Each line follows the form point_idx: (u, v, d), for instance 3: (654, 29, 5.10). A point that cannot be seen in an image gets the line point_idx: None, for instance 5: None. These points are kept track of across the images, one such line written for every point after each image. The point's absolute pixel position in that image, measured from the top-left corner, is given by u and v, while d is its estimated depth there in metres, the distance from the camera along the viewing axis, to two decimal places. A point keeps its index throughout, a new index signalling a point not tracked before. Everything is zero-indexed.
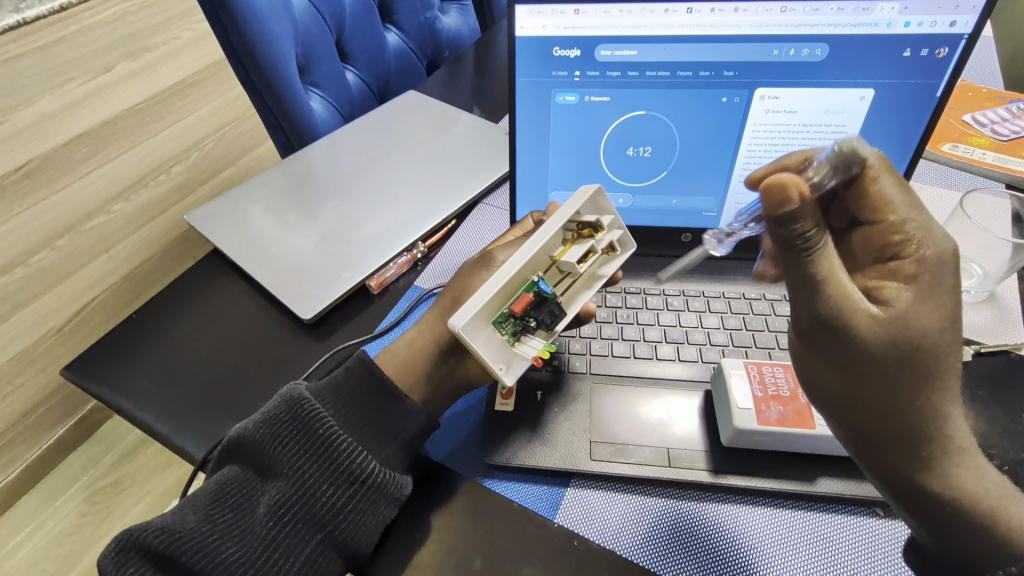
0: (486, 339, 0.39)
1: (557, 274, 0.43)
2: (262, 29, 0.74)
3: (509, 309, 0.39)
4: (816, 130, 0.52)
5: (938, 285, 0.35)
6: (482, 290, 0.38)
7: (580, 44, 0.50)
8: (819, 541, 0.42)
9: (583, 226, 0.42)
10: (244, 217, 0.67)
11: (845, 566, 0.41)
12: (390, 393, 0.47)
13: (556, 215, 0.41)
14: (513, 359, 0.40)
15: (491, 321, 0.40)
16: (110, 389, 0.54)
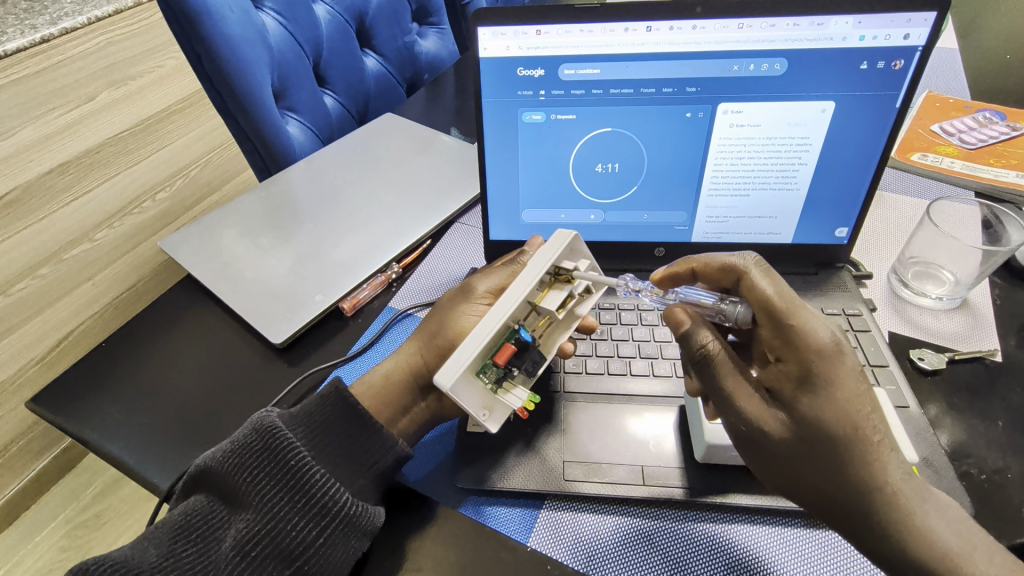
0: (472, 389, 0.39)
1: (535, 316, 0.44)
2: (236, 56, 0.75)
3: (495, 360, 0.40)
4: (780, 143, 0.53)
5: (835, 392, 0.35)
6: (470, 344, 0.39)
7: (544, 63, 0.51)
8: (798, 559, 0.41)
9: (560, 271, 0.45)
10: (217, 242, 0.67)
11: None
12: (367, 423, 0.45)
13: (534, 264, 0.43)
14: (495, 407, 0.41)
15: (474, 372, 0.40)
16: (74, 421, 0.53)
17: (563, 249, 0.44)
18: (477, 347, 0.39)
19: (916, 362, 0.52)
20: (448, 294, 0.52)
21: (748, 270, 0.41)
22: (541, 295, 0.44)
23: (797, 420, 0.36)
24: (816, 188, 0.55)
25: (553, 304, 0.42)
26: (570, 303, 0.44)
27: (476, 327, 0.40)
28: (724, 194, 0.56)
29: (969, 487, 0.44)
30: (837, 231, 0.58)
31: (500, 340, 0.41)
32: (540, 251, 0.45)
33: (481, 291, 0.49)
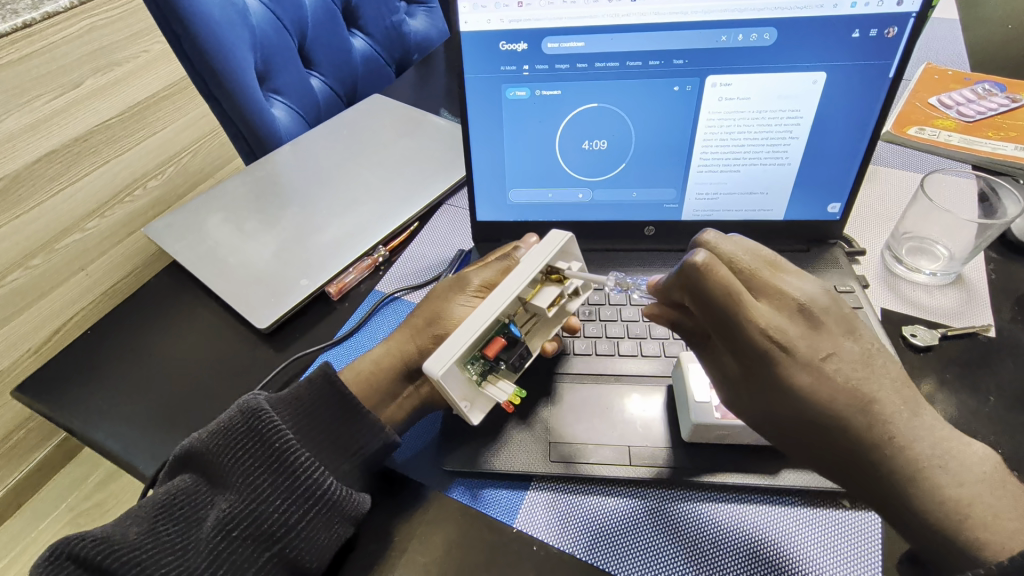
0: (458, 381, 0.39)
1: (524, 314, 0.44)
2: (217, 38, 0.73)
3: (482, 353, 0.40)
4: (771, 116, 0.51)
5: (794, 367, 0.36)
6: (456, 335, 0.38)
7: (527, 37, 0.49)
8: (783, 536, 0.41)
9: (553, 270, 0.44)
10: (202, 227, 0.66)
11: (805, 562, 0.40)
12: (354, 408, 0.44)
13: (530, 262, 0.42)
14: (478, 399, 0.41)
15: (462, 364, 0.40)
16: (58, 409, 0.53)
17: (558, 248, 0.44)
18: (470, 338, 0.38)
19: (908, 339, 0.52)
20: (442, 283, 0.51)
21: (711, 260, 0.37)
22: (532, 293, 0.43)
23: (755, 401, 0.38)
24: (808, 162, 0.54)
25: (545, 302, 0.42)
26: (560, 302, 0.44)
27: (470, 316, 0.40)
28: (714, 170, 0.55)
29: None
30: (829, 207, 0.56)
31: (489, 334, 0.41)
32: (534, 249, 0.44)
33: (474, 285, 0.49)
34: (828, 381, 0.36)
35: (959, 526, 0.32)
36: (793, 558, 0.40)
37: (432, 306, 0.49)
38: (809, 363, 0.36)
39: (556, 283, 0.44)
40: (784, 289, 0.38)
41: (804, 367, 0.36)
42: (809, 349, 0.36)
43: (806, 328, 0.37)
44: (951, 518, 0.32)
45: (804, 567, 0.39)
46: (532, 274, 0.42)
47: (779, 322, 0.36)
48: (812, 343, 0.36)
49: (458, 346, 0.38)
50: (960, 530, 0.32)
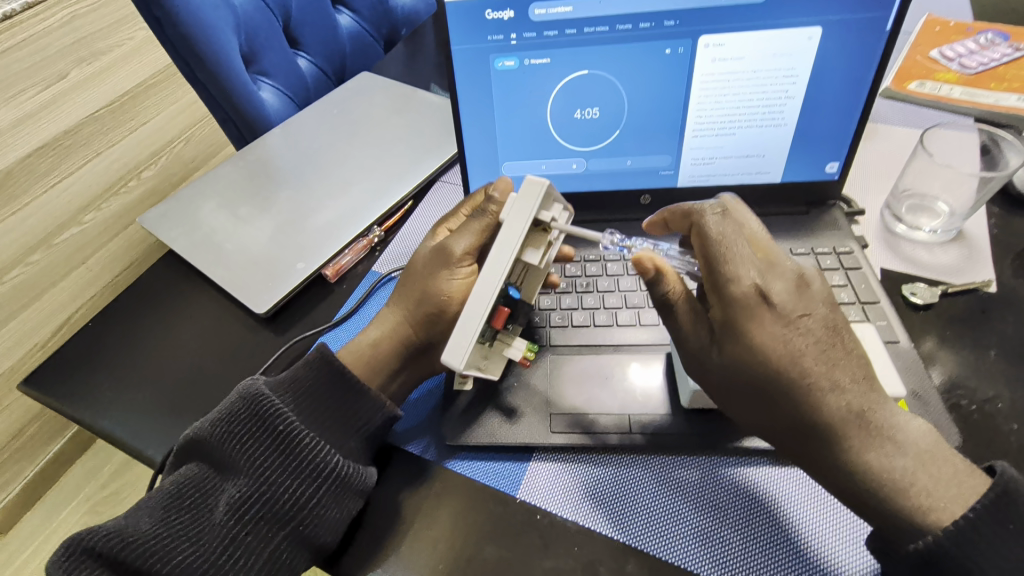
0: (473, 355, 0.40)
1: (516, 270, 0.42)
2: (198, 20, 0.72)
3: (494, 326, 0.41)
4: (767, 76, 0.50)
5: (776, 320, 0.34)
6: (474, 326, 0.37)
7: (513, 4, 0.48)
8: (775, 493, 0.41)
9: (538, 223, 0.40)
10: (196, 215, 0.66)
11: (800, 521, 0.40)
12: (353, 387, 0.44)
13: (518, 220, 0.38)
14: (487, 360, 0.43)
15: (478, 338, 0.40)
16: (61, 401, 0.53)
17: (540, 200, 0.39)
18: (474, 336, 0.37)
19: (908, 298, 0.51)
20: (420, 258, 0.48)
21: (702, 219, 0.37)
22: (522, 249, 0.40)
23: (719, 358, 0.36)
24: (805, 122, 0.53)
25: (536, 259, 0.40)
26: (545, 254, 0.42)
27: (475, 294, 0.37)
28: (709, 134, 0.54)
29: (960, 418, 0.44)
30: (827, 166, 0.56)
31: (497, 304, 0.41)
32: (513, 202, 0.40)
33: (459, 251, 0.45)
34: (805, 336, 0.34)
35: (932, 478, 0.32)
36: (787, 518, 0.40)
37: (414, 282, 0.47)
38: (784, 318, 0.34)
39: (544, 231, 0.41)
40: (773, 257, 0.36)
41: (779, 321, 0.34)
42: (791, 308, 0.34)
43: (794, 292, 0.35)
44: (925, 472, 0.32)
45: (809, 523, 0.40)
46: (518, 243, 0.38)
47: (769, 281, 0.35)
48: (795, 302, 0.35)
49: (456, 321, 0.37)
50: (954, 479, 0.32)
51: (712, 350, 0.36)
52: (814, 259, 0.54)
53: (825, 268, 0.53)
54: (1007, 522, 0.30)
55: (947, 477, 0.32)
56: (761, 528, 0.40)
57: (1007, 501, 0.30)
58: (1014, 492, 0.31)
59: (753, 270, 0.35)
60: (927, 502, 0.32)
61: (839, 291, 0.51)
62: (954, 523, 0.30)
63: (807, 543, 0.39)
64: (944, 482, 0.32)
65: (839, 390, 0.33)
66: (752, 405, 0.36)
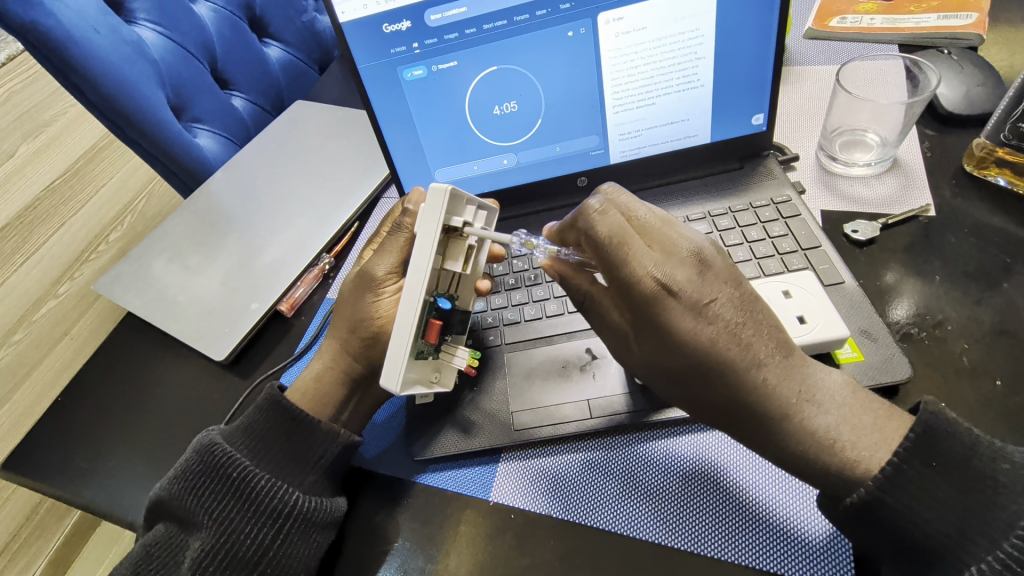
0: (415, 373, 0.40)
1: (447, 278, 0.44)
2: (118, 80, 0.72)
3: (429, 339, 0.41)
4: (673, 41, 0.50)
5: (689, 309, 0.35)
6: (404, 348, 0.38)
7: (408, 14, 0.48)
8: (731, 457, 0.43)
9: (453, 228, 0.41)
10: (147, 272, 0.66)
11: (758, 480, 0.41)
12: (305, 422, 0.44)
13: (430, 234, 0.39)
14: (441, 369, 0.44)
15: (416, 356, 0.40)
16: (37, 479, 0.53)
17: (445, 205, 0.39)
18: (408, 350, 0.38)
19: (850, 236, 0.52)
20: (351, 285, 0.49)
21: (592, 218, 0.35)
22: (443, 256, 0.42)
23: (641, 346, 0.38)
24: (720, 80, 0.53)
25: (460, 264, 0.42)
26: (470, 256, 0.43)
27: (401, 315, 0.39)
28: (629, 108, 0.54)
29: (911, 347, 0.44)
30: (753, 119, 0.56)
31: (427, 317, 0.41)
32: (421, 217, 0.40)
33: (382, 273, 0.47)
34: (716, 323, 0.35)
35: (855, 430, 0.34)
36: (746, 479, 0.42)
37: (355, 309, 0.48)
38: (693, 308, 0.35)
39: (459, 237, 0.42)
40: (670, 244, 0.36)
41: (689, 310, 0.35)
42: (695, 295, 0.35)
43: (697, 277, 0.35)
44: (848, 425, 0.34)
45: (767, 480, 0.41)
46: (432, 257, 0.39)
47: (670, 270, 0.34)
48: (700, 289, 0.35)
49: (398, 352, 0.38)
50: (873, 421, 0.34)
51: (633, 343, 0.39)
52: (753, 213, 0.54)
53: (764, 220, 0.54)
54: (930, 461, 0.32)
55: (868, 426, 0.34)
56: (723, 492, 0.41)
57: (927, 442, 0.32)
58: (934, 432, 0.32)
59: (654, 265, 0.34)
60: (855, 454, 0.33)
61: (780, 242, 0.51)
62: (881, 471, 0.32)
63: (767, 500, 0.40)
64: (867, 430, 0.34)
65: (760, 362, 0.35)
66: (682, 390, 0.38)
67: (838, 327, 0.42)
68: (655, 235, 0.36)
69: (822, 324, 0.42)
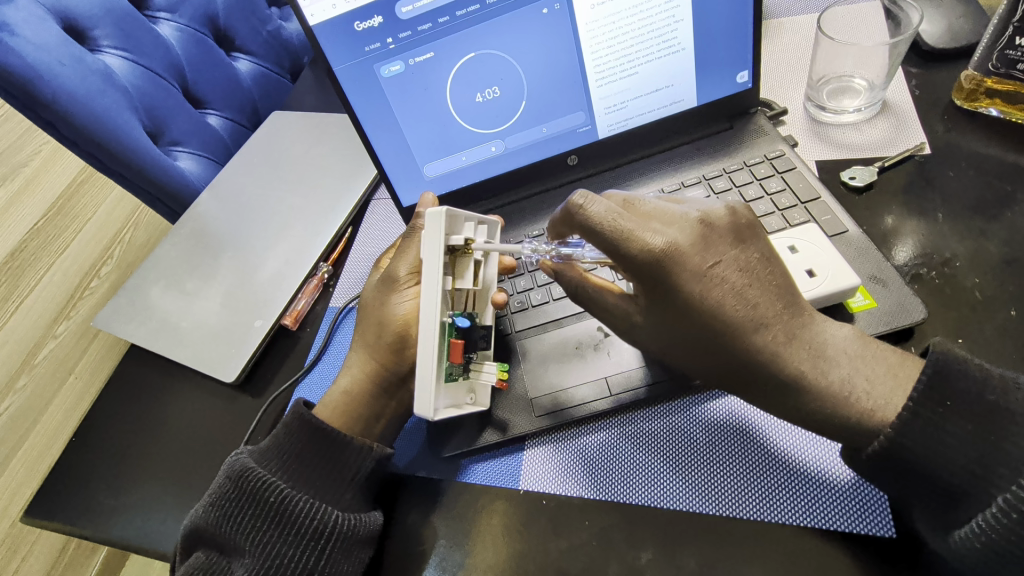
0: (445, 395, 0.41)
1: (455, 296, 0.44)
2: (90, 111, 0.70)
3: (454, 362, 0.40)
4: (650, 7, 0.49)
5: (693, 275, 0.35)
6: (430, 374, 0.38)
7: (379, 10, 0.47)
8: (753, 418, 0.43)
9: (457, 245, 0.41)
10: (145, 301, 0.65)
11: (783, 437, 0.42)
12: (336, 439, 0.44)
13: (433, 254, 0.39)
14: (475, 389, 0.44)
15: (446, 381, 0.40)
16: (64, 520, 0.53)
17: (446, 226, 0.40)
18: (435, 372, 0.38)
19: (848, 184, 0.51)
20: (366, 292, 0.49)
21: (580, 206, 0.34)
22: (451, 275, 0.42)
23: (651, 314, 0.37)
24: (702, 40, 0.52)
25: (468, 278, 0.42)
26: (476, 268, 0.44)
27: (422, 343, 0.38)
28: (613, 80, 0.53)
29: (922, 287, 0.44)
30: (738, 77, 0.55)
31: (446, 342, 0.40)
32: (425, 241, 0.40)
33: (404, 274, 0.49)
34: (721, 283, 0.35)
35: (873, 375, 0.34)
36: (770, 439, 0.42)
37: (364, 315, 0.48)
38: (698, 271, 0.35)
39: (465, 253, 0.42)
40: (667, 217, 0.37)
41: (694, 274, 0.35)
42: (698, 259, 0.35)
43: (697, 240, 0.35)
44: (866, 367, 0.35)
45: (785, 430, 0.42)
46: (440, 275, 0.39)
47: (673, 236, 0.35)
48: (701, 252, 0.35)
49: (428, 377, 0.38)
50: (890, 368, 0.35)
51: (637, 315, 0.39)
52: (749, 172, 0.54)
53: (760, 177, 0.53)
54: (945, 401, 0.32)
55: (883, 373, 0.35)
56: (750, 454, 0.42)
57: (939, 381, 0.32)
58: (946, 370, 0.32)
59: (656, 234, 0.35)
60: (883, 398, 0.34)
61: (779, 197, 0.51)
62: (899, 417, 0.32)
63: (794, 456, 0.41)
64: (881, 378, 0.35)
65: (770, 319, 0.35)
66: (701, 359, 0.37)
67: (849, 275, 0.41)
68: (649, 209, 0.37)
69: (833, 275, 0.42)
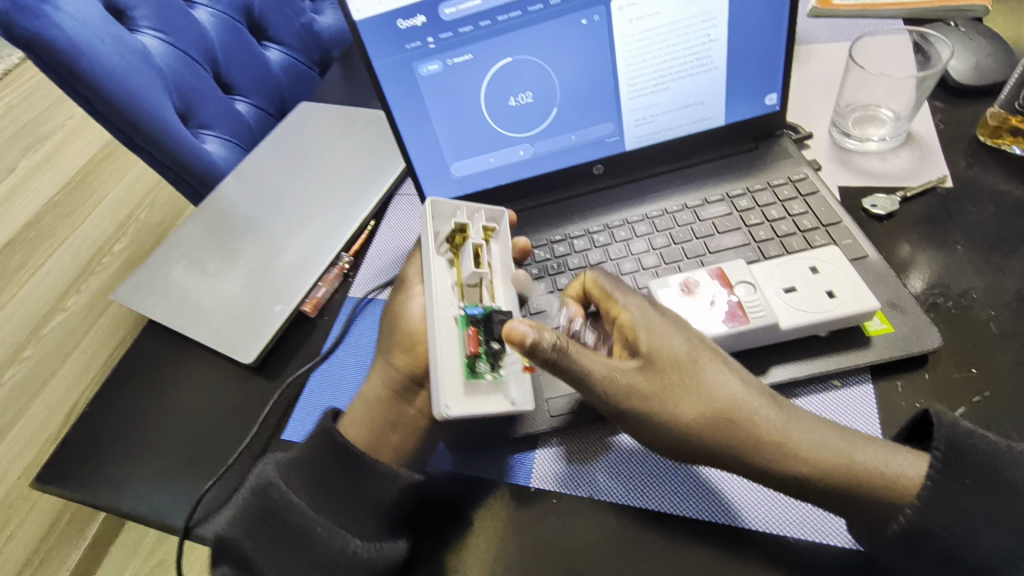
0: (469, 390, 0.42)
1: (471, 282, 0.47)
2: (125, 88, 0.71)
3: (471, 352, 0.43)
4: (686, 24, 0.50)
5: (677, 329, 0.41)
6: (439, 365, 0.42)
7: (423, 9, 0.48)
8: None
9: (452, 238, 0.48)
10: (167, 279, 0.66)
11: None
12: (362, 463, 0.44)
13: (431, 251, 0.47)
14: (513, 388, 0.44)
15: (467, 377, 0.43)
16: (74, 488, 0.53)
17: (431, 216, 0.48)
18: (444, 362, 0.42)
19: (869, 211, 0.52)
20: None
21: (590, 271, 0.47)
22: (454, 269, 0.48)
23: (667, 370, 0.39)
24: (734, 60, 0.53)
25: (469, 262, 0.47)
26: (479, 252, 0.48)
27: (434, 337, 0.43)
28: (645, 93, 0.54)
29: (939, 317, 0.45)
30: (767, 99, 0.56)
31: (461, 334, 0.44)
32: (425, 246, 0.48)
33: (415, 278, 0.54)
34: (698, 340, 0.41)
35: None
36: None
37: None
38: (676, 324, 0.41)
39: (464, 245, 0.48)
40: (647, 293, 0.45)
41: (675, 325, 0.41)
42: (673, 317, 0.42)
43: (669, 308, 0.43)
44: None
45: None
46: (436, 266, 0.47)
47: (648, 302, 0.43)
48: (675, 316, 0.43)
49: (440, 371, 0.42)
50: None
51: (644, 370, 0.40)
52: (772, 192, 0.55)
53: (783, 198, 0.54)
54: (961, 479, 0.33)
55: None
56: None
57: (955, 459, 0.34)
58: (957, 445, 0.34)
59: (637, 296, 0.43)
60: None
61: (800, 219, 0.52)
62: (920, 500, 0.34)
63: None
64: None
65: None
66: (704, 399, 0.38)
67: (869, 299, 0.42)
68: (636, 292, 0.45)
69: (853, 297, 0.43)
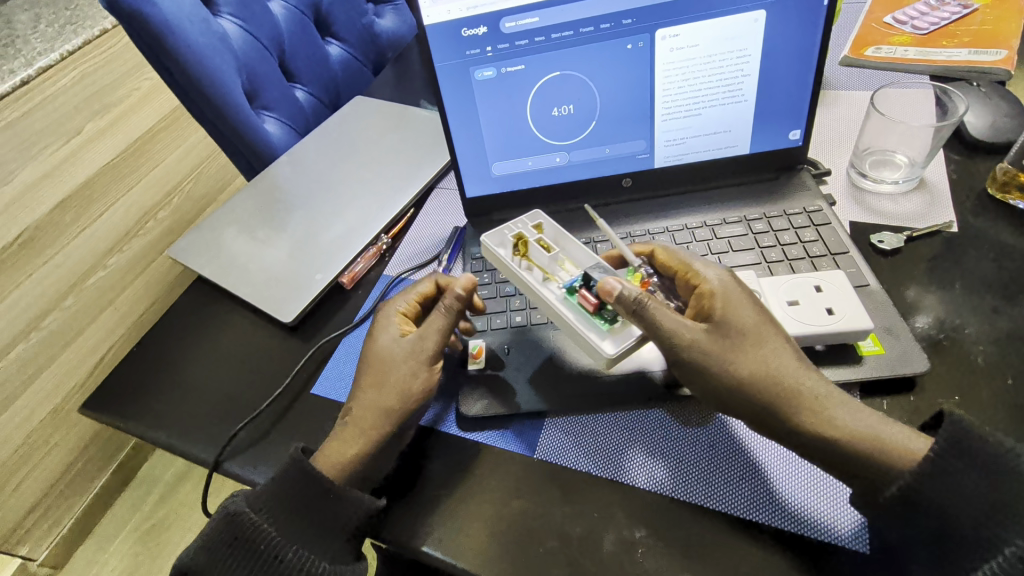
0: (610, 338, 0.44)
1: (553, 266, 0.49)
2: (203, 65, 0.78)
3: (596, 309, 0.45)
4: (721, 58, 0.55)
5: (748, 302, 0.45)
6: (578, 328, 0.45)
7: (486, 21, 0.54)
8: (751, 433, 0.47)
9: (518, 242, 0.50)
10: (219, 240, 0.71)
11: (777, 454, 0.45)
12: (332, 488, 0.43)
13: (505, 258, 0.49)
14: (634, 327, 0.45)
15: (603, 330, 0.45)
16: (117, 416, 0.58)
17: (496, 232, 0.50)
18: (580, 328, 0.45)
19: (876, 246, 0.56)
20: None
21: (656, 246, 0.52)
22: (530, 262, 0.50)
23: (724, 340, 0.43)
24: (763, 95, 0.57)
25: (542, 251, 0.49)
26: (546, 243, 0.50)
27: (557, 312, 0.46)
28: (677, 117, 0.59)
29: (930, 347, 0.48)
30: (791, 134, 0.60)
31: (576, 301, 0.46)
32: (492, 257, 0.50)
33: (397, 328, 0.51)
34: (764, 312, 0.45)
35: None
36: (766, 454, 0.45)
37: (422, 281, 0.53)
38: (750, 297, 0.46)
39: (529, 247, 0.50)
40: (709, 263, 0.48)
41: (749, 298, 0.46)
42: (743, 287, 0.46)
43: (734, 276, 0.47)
44: None
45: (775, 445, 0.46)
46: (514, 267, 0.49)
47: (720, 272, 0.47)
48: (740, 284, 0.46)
49: (584, 335, 0.44)
50: None
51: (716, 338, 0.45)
52: (787, 220, 0.59)
53: (797, 226, 0.58)
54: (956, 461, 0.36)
55: None
56: (744, 463, 0.45)
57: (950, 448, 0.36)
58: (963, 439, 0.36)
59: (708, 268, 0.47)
60: None
61: (811, 246, 0.56)
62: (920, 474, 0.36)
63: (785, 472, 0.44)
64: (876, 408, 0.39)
65: None
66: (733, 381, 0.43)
67: (864, 321, 0.46)
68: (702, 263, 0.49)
69: (849, 318, 0.46)
